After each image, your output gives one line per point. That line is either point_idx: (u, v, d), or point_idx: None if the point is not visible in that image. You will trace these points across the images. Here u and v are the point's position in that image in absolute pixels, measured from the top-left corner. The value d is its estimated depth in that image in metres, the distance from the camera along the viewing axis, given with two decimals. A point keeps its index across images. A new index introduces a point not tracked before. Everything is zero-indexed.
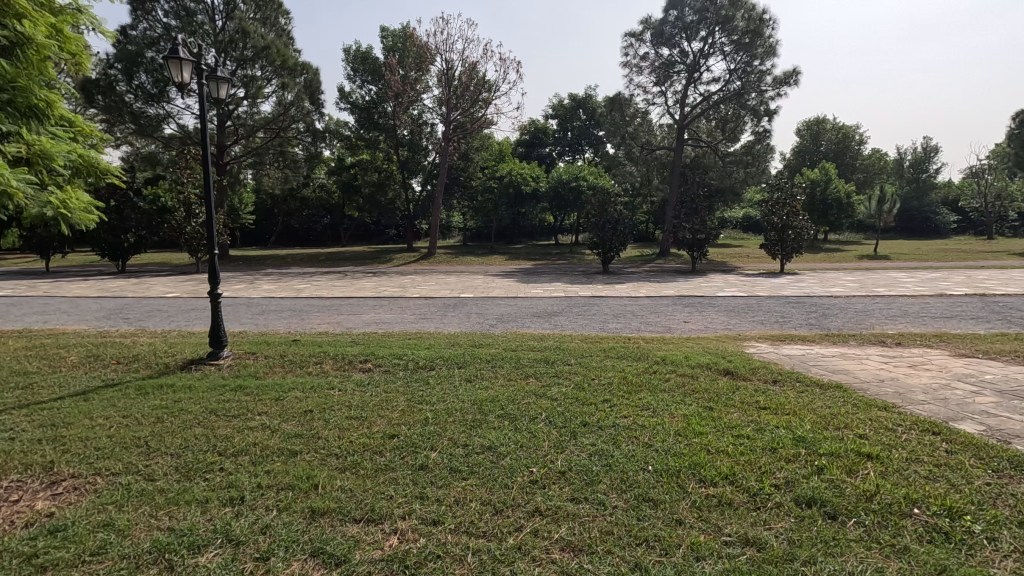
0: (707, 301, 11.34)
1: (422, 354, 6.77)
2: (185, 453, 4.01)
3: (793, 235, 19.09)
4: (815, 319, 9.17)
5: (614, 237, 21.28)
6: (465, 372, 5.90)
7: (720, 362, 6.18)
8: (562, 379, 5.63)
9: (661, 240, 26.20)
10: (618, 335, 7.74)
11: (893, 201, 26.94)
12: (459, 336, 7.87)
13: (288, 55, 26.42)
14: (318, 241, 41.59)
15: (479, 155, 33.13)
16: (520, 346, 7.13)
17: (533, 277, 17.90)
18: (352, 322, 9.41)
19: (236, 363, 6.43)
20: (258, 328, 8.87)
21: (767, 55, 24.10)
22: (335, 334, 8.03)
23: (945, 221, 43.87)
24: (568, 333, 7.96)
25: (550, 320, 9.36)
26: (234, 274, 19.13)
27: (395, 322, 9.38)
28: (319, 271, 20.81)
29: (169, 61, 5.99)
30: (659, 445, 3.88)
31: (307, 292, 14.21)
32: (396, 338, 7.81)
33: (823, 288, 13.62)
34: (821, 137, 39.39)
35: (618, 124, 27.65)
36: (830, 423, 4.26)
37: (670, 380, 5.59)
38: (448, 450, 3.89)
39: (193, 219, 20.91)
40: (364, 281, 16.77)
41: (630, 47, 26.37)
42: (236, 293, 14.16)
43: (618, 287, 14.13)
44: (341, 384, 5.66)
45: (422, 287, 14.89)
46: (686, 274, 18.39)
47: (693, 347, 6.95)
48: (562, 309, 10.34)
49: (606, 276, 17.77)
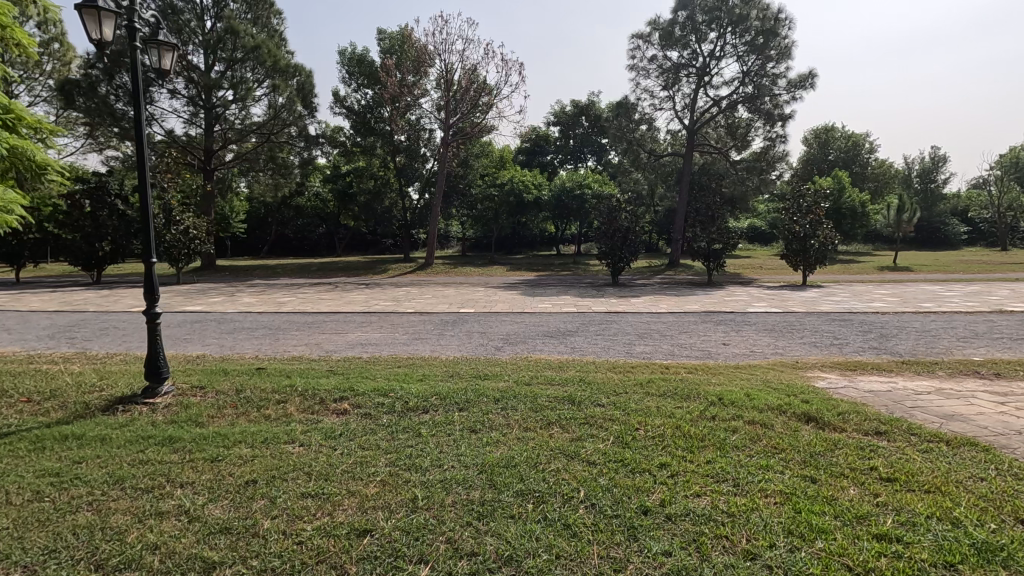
0: (741, 318, 10.02)
1: (416, 389, 5.39)
2: (45, 566, 2.63)
3: (818, 244, 17.82)
4: (876, 341, 7.85)
5: (624, 247, 20.03)
6: (468, 418, 4.51)
7: (794, 404, 4.79)
8: (596, 430, 4.29)
9: (673, 250, 25.40)
10: (654, 364, 6.38)
11: (914, 211, 25.69)
12: (463, 364, 6.48)
13: (280, 55, 25.20)
14: (312, 250, 40.41)
15: (479, 161, 31.14)
16: (536, 378, 5.75)
17: (539, 289, 16.62)
18: (335, 344, 8.05)
19: (175, 404, 5.03)
20: (222, 352, 7.50)
21: (781, 57, 22.96)
22: (311, 362, 6.63)
23: (956, 231, 42.86)
24: (593, 360, 6.59)
25: (566, 342, 8.01)
26: (216, 285, 17.78)
27: (385, 343, 8.01)
28: (308, 282, 19.54)
29: (84, 14, 4.78)
30: (769, 556, 2.55)
31: (290, 305, 12.87)
32: (386, 367, 6.39)
33: (862, 302, 12.33)
34: (830, 145, 38.23)
35: (624, 130, 26.47)
36: (1006, 511, 2.90)
37: (738, 431, 4.24)
38: (448, 565, 2.54)
39: (173, 227, 19.53)
40: (356, 293, 15.48)
41: (636, 49, 25.29)
42: (212, 306, 12.85)
43: (634, 301, 12.83)
44: (305, 437, 4.27)
45: (417, 300, 13.59)
46: (703, 287, 17.15)
47: (751, 382, 5.56)
48: (577, 328, 9.02)
49: (618, 288, 16.50)
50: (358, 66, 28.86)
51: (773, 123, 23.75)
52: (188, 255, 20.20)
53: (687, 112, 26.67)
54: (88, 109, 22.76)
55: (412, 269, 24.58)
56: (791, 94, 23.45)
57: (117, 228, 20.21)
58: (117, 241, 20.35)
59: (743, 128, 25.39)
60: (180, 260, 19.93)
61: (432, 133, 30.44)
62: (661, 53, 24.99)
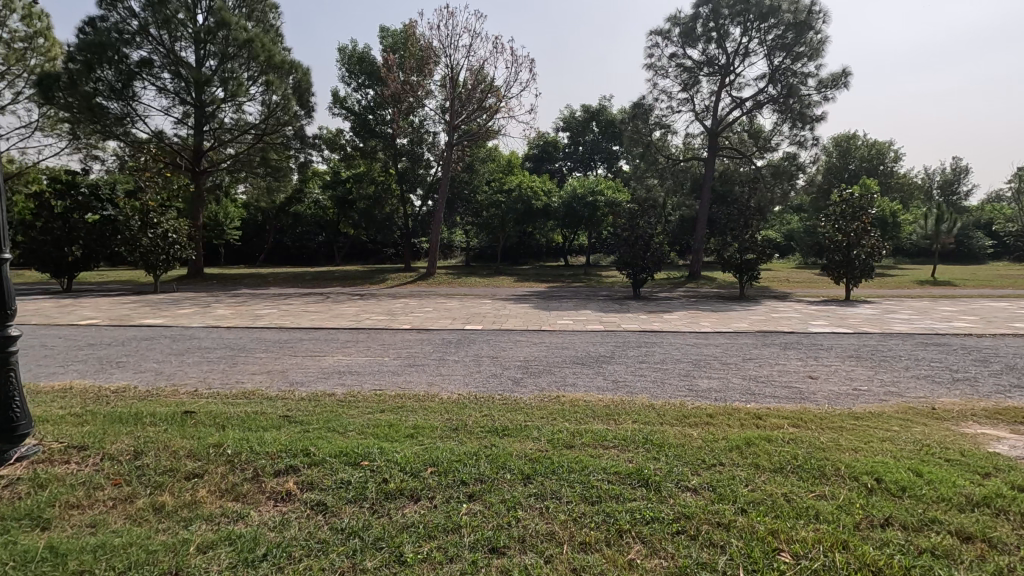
0: (810, 341, 8.17)
1: (402, 454, 3.56)
2: None
3: (863, 255, 15.95)
4: (1012, 376, 5.96)
5: (646, 258, 18.15)
6: (487, 526, 2.70)
7: (1009, 495, 2.96)
8: (706, 554, 2.50)
9: (693, 262, 23.54)
10: (740, 411, 4.58)
11: (954, 221, 23.91)
12: (469, 407, 4.66)
13: (274, 50, 23.67)
14: (311, 259, 38.74)
15: (486, 166, 29.54)
16: (579, 435, 3.95)
17: (552, 303, 14.84)
18: (304, 372, 6.22)
19: (21, 481, 3.22)
20: (151, 383, 5.69)
21: (812, 55, 21.33)
22: (260, 404, 4.81)
23: (981, 246, 40.59)
24: (654, 405, 4.78)
25: (601, 372, 6.18)
26: (194, 295, 16.07)
27: (368, 373, 6.16)
28: (298, 292, 17.82)
29: None
30: None
31: (268, 318, 11.10)
32: (362, 411, 4.58)
33: (937, 322, 10.44)
34: (853, 154, 36.12)
35: (638, 134, 24.88)
36: None
37: (958, 559, 2.44)
38: None
39: (149, 230, 17.72)
40: (346, 306, 13.70)
41: (654, 46, 23.84)
42: (177, 318, 11.13)
43: (667, 318, 11.00)
44: (200, 561, 2.45)
45: (416, 314, 11.81)
46: (737, 301, 15.30)
47: (899, 446, 3.73)
48: (612, 354, 7.19)
49: (642, 302, 14.69)
50: (359, 65, 27.34)
51: (802, 125, 22.16)
52: (166, 262, 18.45)
53: (707, 115, 25.13)
54: (69, 105, 21.30)
55: (411, 280, 22.78)
56: (823, 94, 21.78)
57: (91, 233, 18.27)
58: (89, 246, 18.48)
59: (767, 132, 23.83)
60: (157, 267, 18.13)
61: (437, 137, 28.93)
62: (681, 51, 23.55)
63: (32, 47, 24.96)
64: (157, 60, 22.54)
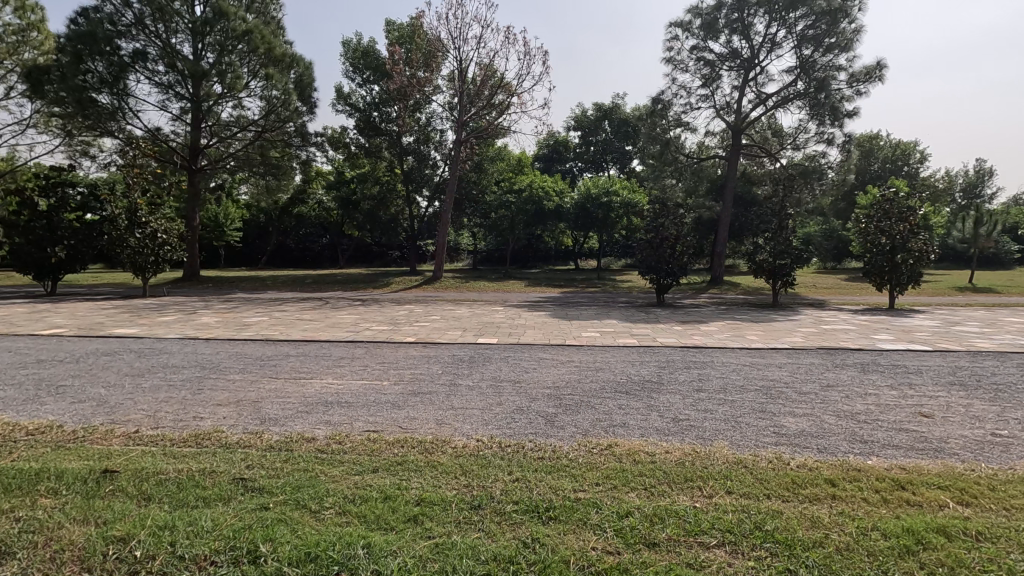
0: (891, 361, 6.85)
1: (399, 563, 2.35)
2: None
3: (910, 260, 14.62)
4: None
5: (670, 263, 16.78)
6: None
7: None
8: None
9: (715, 266, 22.25)
10: (871, 474, 3.32)
11: (993, 223, 22.60)
12: (494, 466, 3.42)
13: (275, 43, 22.60)
14: (314, 262, 37.71)
15: (494, 166, 28.29)
16: (658, 523, 2.70)
17: (570, 310, 13.58)
18: (281, 404, 4.96)
19: None
20: (83, 420, 4.46)
21: (845, 46, 19.98)
22: (210, 458, 3.57)
23: (1010, 251, 38.93)
24: (745, 462, 3.51)
25: (655, 406, 4.89)
26: (182, 300, 14.91)
27: (362, 406, 4.91)
28: (295, 297, 16.66)
29: None
30: None
31: (255, 328, 9.89)
32: (345, 471, 3.34)
33: (1018, 336, 9.07)
34: (877, 154, 34.67)
35: (655, 131, 23.51)
36: None
37: None
38: None
39: (136, 229, 16.61)
40: (345, 313, 12.47)
41: (674, 39, 22.59)
42: (153, 327, 9.93)
43: (705, 330, 9.73)
44: None
45: (421, 323, 10.57)
46: (773, 309, 13.98)
47: None
48: (659, 379, 5.90)
49: (669, 310, 13.40)
50: (364, 59, 26.23)
51: (830, 121, 20.80)
52: (155, 264, 17.40)
53: (728, 111, 23.84)
54: (58, 98, 20.30)
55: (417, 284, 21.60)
56: (854, 89, 20.42)
57: (77, 232, 17.23)
58: (74, 247, 17.35)
59: (793, 130, 22.50)
60: (145, 270, 17.00)
61: (443, 135, 27.87)
62: (703, 44, 22.30)
63: (25, 41, 23.84)
64: (152, 52, 21.48)
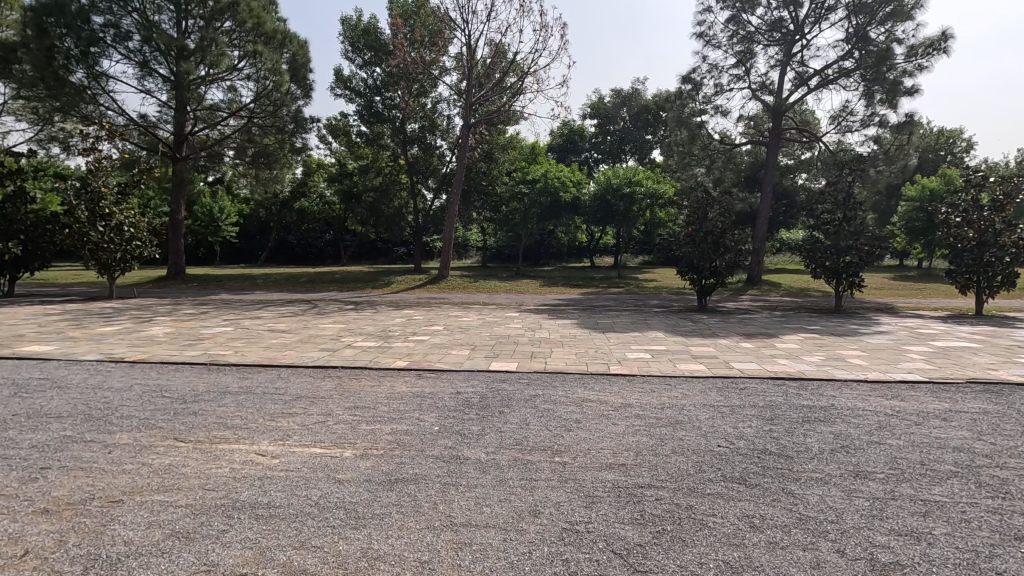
0: None
1: None
2: None
3: (1004, 258, 12.20)
4: None
5: (714, 260, 14.38)
6: None
7: None
8: None
9: (754, 264, 19.93)
10: None
11: None
12: None
13: (265, 16, 20.50)
14: (316, 259, 35.78)
15: (506, 155, 25.59)
16: None
17: (600, 317, 11.36)
18: (151, 515, 2.82)
19: None
20: None
21: (903, 13, 17.57)
22: None
23: None
24: None
25: (823, 528, 2.68)
26: (148, 305, 12.85)
27: (291, 520, 2.74)
28: (281, 300, 14.58)
29: None
30: None
31: (208, 346, 7.78)
32: None
33: None
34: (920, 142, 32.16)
35: (682, 115, 21.12)
36: None
37: None
38: None
39: (100, 222, 14.63)
40: (329, 322, 10.33)
41: (705, 11, 20.31)
42: (82, 343, 7.89)
43: (786, 349, 7.48)
44: None
45: (419, 337, 8.41)
46: (843, 316, 11.66)
47: None
48: (785, 450, 3.70)
49: (722, 319, 11.10)
50: (364, 38, 24.10)
51: (886, 100, 18.37)
52: (123, 262, 15.38)
53: (766, 92, 21.42)
54: (22, 77, 18.33)
55: (421, 284, 19.50)
56: (914, 63, 18.01)
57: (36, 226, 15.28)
58: (31, 243, 15.38)
59: (839, 111, 20.07)
60: (111, 267, 15.01)
61: (451, 122, 25.79)
62: (738, 16, 19.98)
63: None
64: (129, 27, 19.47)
